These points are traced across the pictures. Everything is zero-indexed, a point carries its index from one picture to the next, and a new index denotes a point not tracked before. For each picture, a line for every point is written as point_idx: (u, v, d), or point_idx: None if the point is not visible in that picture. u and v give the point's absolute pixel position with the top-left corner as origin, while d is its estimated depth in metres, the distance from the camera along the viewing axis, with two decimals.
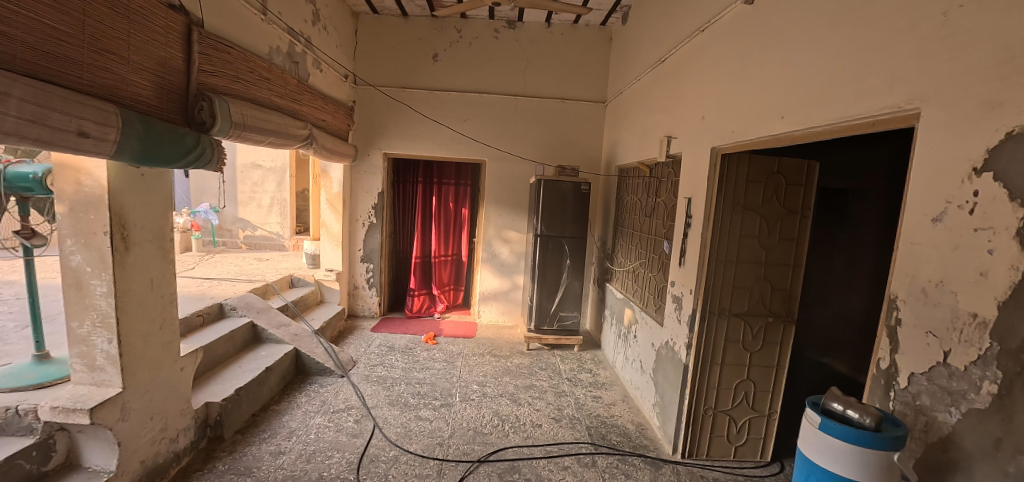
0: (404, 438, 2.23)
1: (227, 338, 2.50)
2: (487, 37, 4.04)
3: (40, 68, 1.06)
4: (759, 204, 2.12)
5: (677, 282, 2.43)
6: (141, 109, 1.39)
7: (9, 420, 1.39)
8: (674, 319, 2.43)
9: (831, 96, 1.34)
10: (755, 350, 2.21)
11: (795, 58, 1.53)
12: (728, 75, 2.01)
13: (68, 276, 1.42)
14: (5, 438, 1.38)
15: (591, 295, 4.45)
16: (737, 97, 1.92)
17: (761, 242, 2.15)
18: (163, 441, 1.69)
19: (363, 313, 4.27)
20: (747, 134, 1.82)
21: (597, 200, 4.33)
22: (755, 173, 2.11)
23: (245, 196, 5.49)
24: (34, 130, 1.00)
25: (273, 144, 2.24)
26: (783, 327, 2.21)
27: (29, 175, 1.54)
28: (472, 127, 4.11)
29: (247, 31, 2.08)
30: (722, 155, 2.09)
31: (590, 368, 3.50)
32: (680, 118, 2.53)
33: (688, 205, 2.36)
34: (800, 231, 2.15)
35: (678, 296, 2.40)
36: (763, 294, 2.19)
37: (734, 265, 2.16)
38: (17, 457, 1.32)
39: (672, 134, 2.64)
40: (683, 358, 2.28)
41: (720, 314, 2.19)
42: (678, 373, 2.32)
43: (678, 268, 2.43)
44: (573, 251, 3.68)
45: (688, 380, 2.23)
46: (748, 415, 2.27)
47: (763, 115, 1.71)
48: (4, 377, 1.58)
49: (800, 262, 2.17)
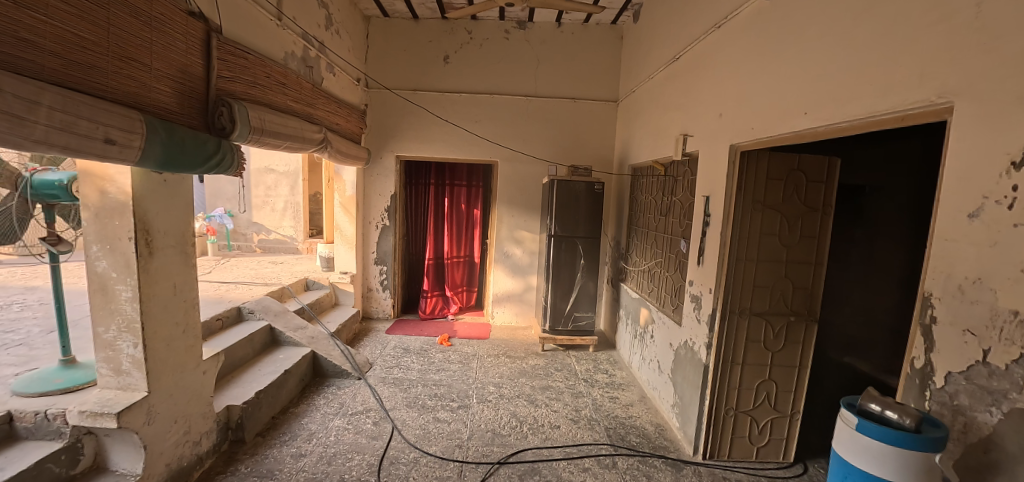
0: (424, 440, 2.23)
1: (247, 341, 2.53)
2: (497, 38, 4.03)
3: (69, 78, 1.04)
4: (779, 201, 2.06)
5: (695, 281, 2.38)
6: (165, 116, 1.37)
7: (38, 424, 1.40)
8: (691, 320, 2.40)
9: (856, 90, 1.29)
10: (777, 350, 2.15)
11: (816, 52, 1.48)
12: (747, 70, 1.95)
13: (94, 281, 1.43)
14: (35, 441, 1.40)
15: (605, 295, 4.40)
16: (756, 93, 1.86)
17: (782, 241, 2.08)
18: (188, 444, 1.71)
19: (377, 315, 4.29)
20: (767, 131, 1.76)
21: (610, 200, 4.29)
22: (776, 170, 2.04)
23: (259, 200, 5.57)
24: (64, 138, 0.98)
25: (289, 148, 2.24)
26: (805, 326, 2.14)
27: (55, 183, 1.58)
28: (483, 128, 4.10)
29: (263, 37, 2.10)
30: (741, 152, 2.02)
31: (607, 368, 3.45)
32: (695, 116, 2.47)
33: (706, 203, 2.30)
34: (822, 228, 2.09)
35: (697, 296, 2.35)
36: (784, 294, 2.13)
37: (755, 264, 2.10)
38: (48, 461, 1.32)
39: (688, 132, 2.57)
40: (704, 358, 2.21)
41: (740, 313, 2.12)
42: (698, 373, 2.27)
43: (697, 267, 2.37)
44: (587, 251, 3.64)
45: (709, 381, 2.17)
46: (770, 415, 2.20)
47: (784, 111, 1.66)
48: (32, 381, 1.59)
49: (822, 260, 2.10)
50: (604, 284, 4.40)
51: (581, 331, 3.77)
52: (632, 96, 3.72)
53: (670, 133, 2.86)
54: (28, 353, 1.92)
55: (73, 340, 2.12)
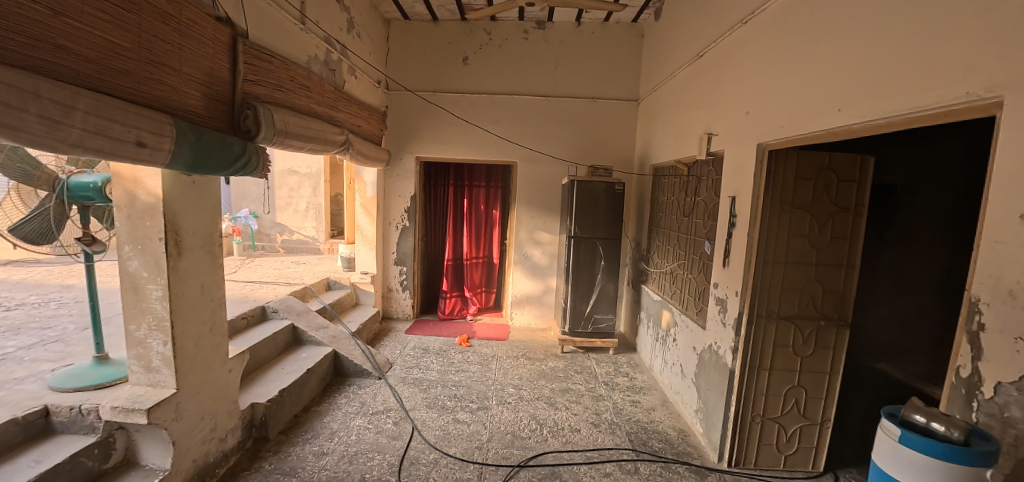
0: (443, 441, 2.22)
1: (270, 340, 2.58)
2: (516, 38, 4.00)
3: (102, 83, 1.06)
4: (809, 201, 1.95)
5: (719, 284, 2.29)
6: (193, 119, 1.40)
7: (73, 418, 1.45)
8: (716, 323, 2.31)
9: (895, 85, 1.20)
10: (806, 355, 2.04)
11: (851, 45, 1.39)
12: (774, 65, 1.86)
13: (126, 280, 1.48)
14: (70, 435, 1.45)
15: (625, 297, 4.31)
16: (784, 89, 1.76)
17: (811, 242, 1.98)
18: (214, 441, 1.74)
19: (397, 315, 4.33)
20: (798, 129, 1.66)
21: (630, 200, 4.20)
22: (805, 170, 1.93)
23: (282, 201, 5.71)
24: (97, 141, 1.01)
25: (312, 150, 2.28)
26: (836, 330, 2.02)
27: (90, 185, 1.65)
28: (502, 128, 4.09)
29: (288, 42, 2.14)
30: (769, 151, 1.92)
31: (628, 371, 3.37)
32: (720, 113, 2.37)
33: (733, 204, 2.20)
34: (854, 230, 1.97)
35: (722, 299, 2.25)
36: (814, 297, 2.02)
37: (783, 267, 1.99)
38: (80, 455, 1.37)
39: (713, 131, 2.47)
40: (729, 363, 2.11)
41: (767, 317, 2.02)
42: (723, 378, 2.17)
43: (722, 269, 2.28)
44: (608, 252, 3.57)
45: (735, 387, 2.07)
46: (799, 423, 2.09)
47: (815, 108, 1.56)
48: (69, 377, 1.65)
49: (854, 262, 1.98)
50: (624, 286, 4.31)
51: (601, 333, 3.70)
52: (654, 94, 3.63)
53: (694, 133, 2.75)
54: (64, 350, 2.00)
55: (107, 337, 2.20)
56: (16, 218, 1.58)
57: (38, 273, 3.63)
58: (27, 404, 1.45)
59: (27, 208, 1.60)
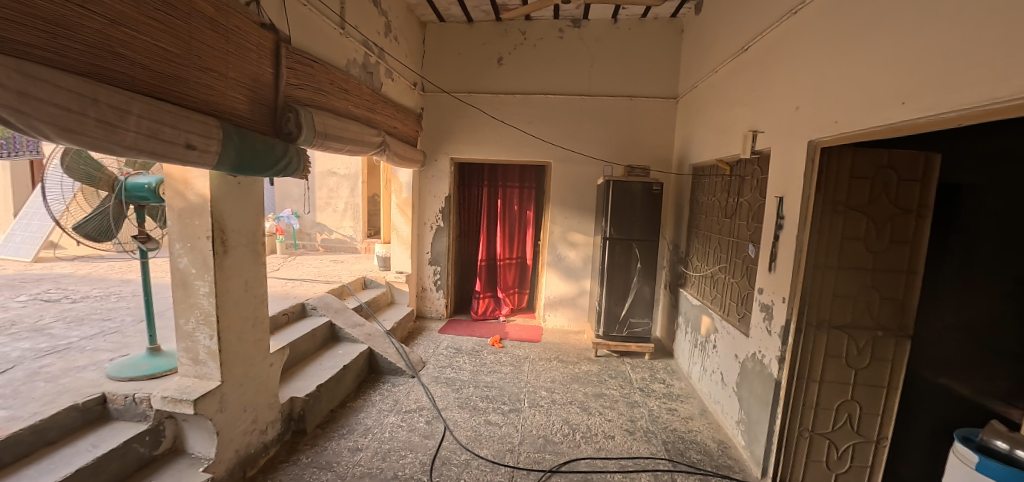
0: (475, 442, 2.20)
1: (309, 336, 2.67)
2: (551, 37, 3.94)
3: (155, 89, 1.11)
4: (865, 202, 1.76)
5: (765, 289, 2.11)
6: (238, 122, 1.45)
7: (127, 406, 1.54)
8: (761, 331, 2.13)
9: (967, 74, 1.04)
10: (861, 368, 1.83)
11: (918, 30, 1.22)
12: (827, 55, 1.69)
13: (177, 276, 1.56)
14: (125, 422, 1.54)
15: (662, 301, 4.12)
16: (839, 81, 1.59)
17: (867, 246, 1.78)
18: (255, 432, 1.82)
19: (431, 314, 4.38)
20: (853, 125, 1.49)
21: (668, 201, 4.02)
22: (860, 168, 1.74)
23: (322, 202, 5.96)
24: (150, 144, 1.06)
25: (351, 151, 2.33)
26: (896, 342, 1.80)
27: (145, 186, 1.76)
28: (536, 128, 4.03)
29: (328, 46, 2.20)
30: (822, 148, 1.74)
31: (664, 378, 3.21)
32: (767, 108, 2.20)
33: (779, 205, 2.02)
34: (916, 233, 1.75)
35: (768, 305, 2.08)
36: (869, 305, 1.81)
37: (835, 272, 1.80)
38: (133, 441, 1.46)
39: (759, 127, 2.29)
40: (775, 373, 1.94)
41: (817, 326, 1.83)
42: (768, 389, 2.00)
43: (767, 274, 2.10)
44: (644, 254, 3.42)
45: (780, 400, 1.90)
46: (852, 440, 1.88)
47: (873, 101, 1.40)
48: (124, 366, 1.75)
49: (917, 269, 1.76)
50: (661, 290, 4.12)
51: (637, 337, 3.56)
52: (693, 91, 3.45)
53: (738, 130, 2.56)
54: (123, 339, 2.15)
55: (161, 329, 2.36)
56: (80, 217, 1.75)
57: (104, 267, 3.97)
58: (87, 391, 1.55)
59: (89, 208, 1.77)
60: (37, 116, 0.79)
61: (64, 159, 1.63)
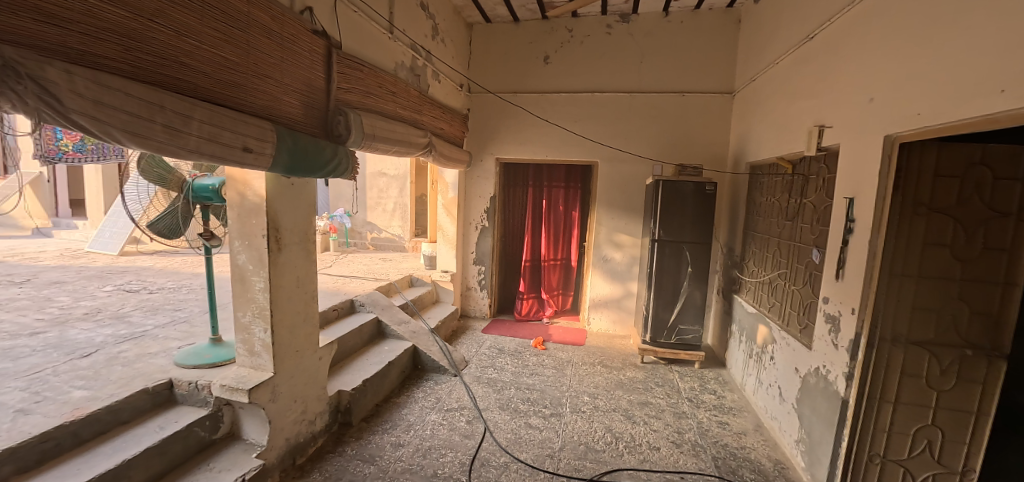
0: (515, 445, 2.15)
1: (356, 331, 2.78)
2: (598, 33, 3.80)
3: (217, 95, 1.19)
4: (951, 203, 1.52)
5: (831, 298, 1.88)
6: (292, 126, 1.53)
7: (191, 391, 1.67)
8: (826, 344, 1.89)
9: None
10: (945, 391, 1.58)
11: None
12: (911, 37, 1.46)
13: (236, 271, 1.67)
14: (188, 406, 1.67)
15: (714, 308, 3.83)
16: (926, 68, 1.37)
17: (953, 253, 1.53)
18: (304, 422, 1.91)
19: (475, 314, 4.42)
20: (946, 114, 1.25)
21: (722, 201, 3.73)
22: (946, 165, 1.50)
23: (372, 202, 6.24)
24: (211, 147, 1.13)
25: (398, 152, 2.39)
26: (989, 362, 1.53)
27: (209, 186, 1.95)
28: (582, 127, 3.92)
29: (376, 50, 2.27)
30: (900, 144, 1.51)
31: (715, 389, 2.96)
32: (834, 99, 1.95)
33: (850, 206, 1.77)
34: (1015, 239, 1.48)
35: (835, 317, 1.84)
36: (956, 320, 1.56)
37: (915, 282, 1.57)
38: (194, 425, 1.58)
39: (825, 122, 2.03)
40: (841, 392, 1.73)
41: (891, 341, 1.61)
42: (833, 408, 1.79)
43: (833, 282, 1.87)
44: (696, 258, 3.19)
45: (848, 422, 1.69)
46: (933, 470, 1.65)
47: (973, 88, 1.18)
48: (190, 355, 1.87)
49: (1017, 280, 1.49)
50: (713, 296, 3.83)
51: (687, 345, 3.34)
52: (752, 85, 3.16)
53: (802, 125, 2.28)
54: (190, 329, 2.35)
55: (224, 320, 2.55)
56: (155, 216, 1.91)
57: (180, 261, 4.40)
58: (156, 376, 1.70)
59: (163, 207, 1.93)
60: (110, 121, 0.87)
61: (141, 163, 1.78)
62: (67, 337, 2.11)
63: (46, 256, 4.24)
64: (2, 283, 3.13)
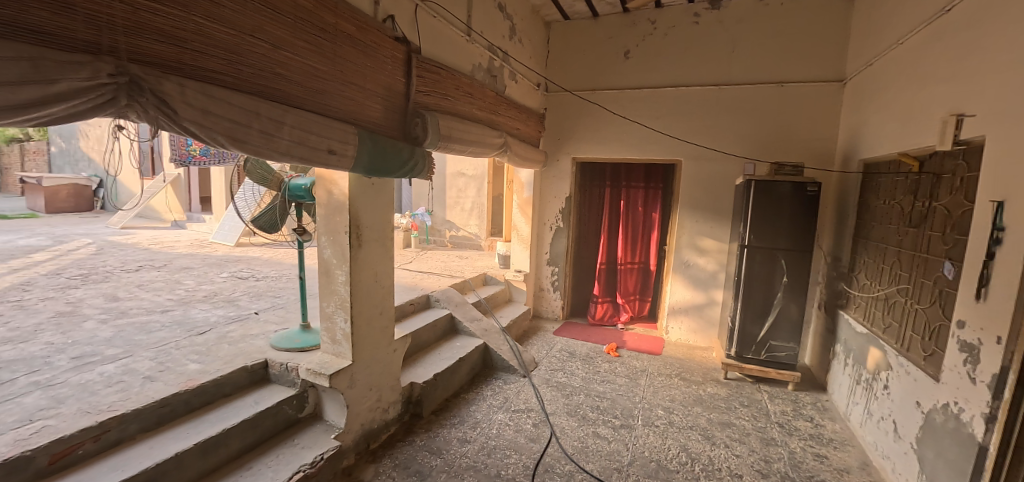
0: (581, 455, 2.04)
1: (431, 326, 2.90)
2: (683, 24, 3.49)
3: (307, 101, 1.29)
4: None
5: (968, 322, 1.49)
6: (373, 129, 1.62)
7: (282, 372, 1.86)
8: (958, 376, 1.50)
9: None
10: None
11: None
12: None
13: (323, 265, 1.83)
14: (280, 385, 1.87)
15: (813, 324, 3.25)
16: None
17: None
18: (378, 410, 2.03)
19: (547, 315, 4.36)
20: None
21: (826, 201, 3.18)
22: None
23: (452, 201, 6.52)
24: (300, 150, 1.23)
25: (474, 153, 2.42)
26: None
27: (302, 186, 2.11)
28: (665, 123, 3.62)
29: (455, 53, 2.33)
30: None
31: (812, 415, 2.50)
32: (978, 79, 1.55)
33: (997, 212, 1.39)
34: None
35: (975, 345, 1.44)
36: None
37: None
38: (283, 403, 1.76)
39: (964, 110, 1.62)
40: (979, 436, 1.36)
41: None
42: (968, 458, 1.41)
43: (974, 300, 1.47)
44: (794, 268, 2.76)
45: (986, 476, 1.33)
46: None
47: None
48: (283, 338, 2.09)
49: None
50: (813, 310, 3.26)
51: (779, 364, 2.89)
52: (869, 70, 2.64)
53: (933, 115, 1.83)
54: (285, 315, 2.65)
55: (314, 309, 2.84)
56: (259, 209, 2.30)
57: (282, 253, 5.04)
58: (255, 356, 1.93)
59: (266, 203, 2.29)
60: (215, 128, 0.99)
61: (247, 165, 2.05)
62: (188, 316, 2.55)
63: (180, 245, 5.15)
64: (148, 267, 3.87)
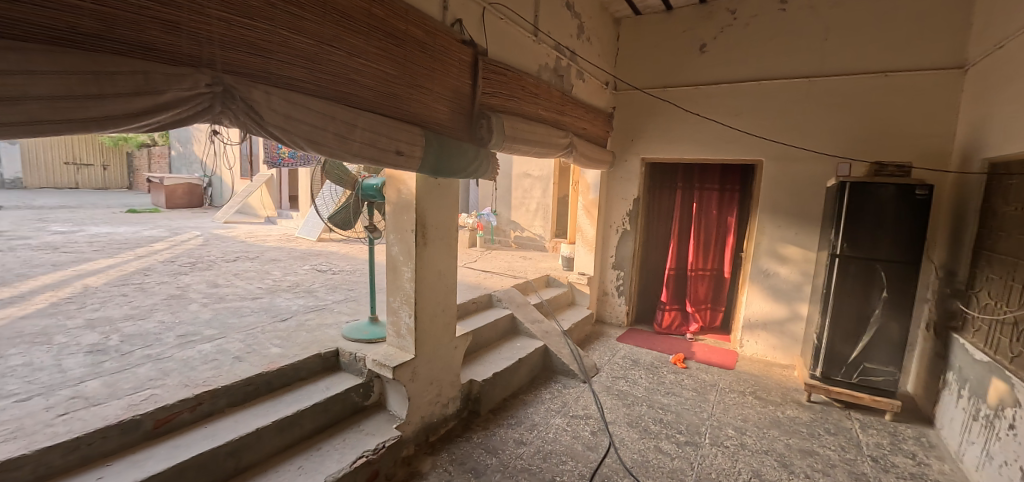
0: (642, 469, 1.90)
1: (491, 325, 2.92)
2: (769, 10, 3.14)
3: (379, 106, 1.36)
4: None
5: None
6: (440, 130, 1.66)
7: (352, 361, 2.00)
8: None
9: None
10: None
11: None
12: None
13: (390, 261, 1.92)
14: (349, 373, 2.01)
15: (919, 345, 2.71)
16: None
17: None
18: (438, 404, 2.08)
19: (611, 320, 4.17)
20: None
21: (942, 198, 2.68)
22: None
23: (516, 202, 6.55)
24: (371, 151, 1.30)
25: (539, 153, 2.38)
26: None
27: (373, 186, 2.25)
28: (746, 123, 3.26)
29: (521, 54, 2.32)
30: None
31: (913, 451, 2.09)
32: None
33: None
34: None
35: None
36: None
37: None
38: (351, 390, 1.88)
39: None
40: None
41: None
42: None
43: None
44: (895, 283, 2.32)
45: None
46: None
47: None
48: (354, 328, 2.24)
49: None
50: (918, 335, 2.72)
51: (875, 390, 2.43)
52: (998, 53, 2.17)
53: None
54: (355, 307, 2.85)
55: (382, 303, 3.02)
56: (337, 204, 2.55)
57: (356, 249, 5.47)
58: (326, 344, 2.09)
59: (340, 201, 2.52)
60: (296, 132, 1.09)
61: (325, 166, 2.21)
62: (275, 303, 2.86)
63: (272, 239, 5.85)
64: (245, 257, 4.46)
